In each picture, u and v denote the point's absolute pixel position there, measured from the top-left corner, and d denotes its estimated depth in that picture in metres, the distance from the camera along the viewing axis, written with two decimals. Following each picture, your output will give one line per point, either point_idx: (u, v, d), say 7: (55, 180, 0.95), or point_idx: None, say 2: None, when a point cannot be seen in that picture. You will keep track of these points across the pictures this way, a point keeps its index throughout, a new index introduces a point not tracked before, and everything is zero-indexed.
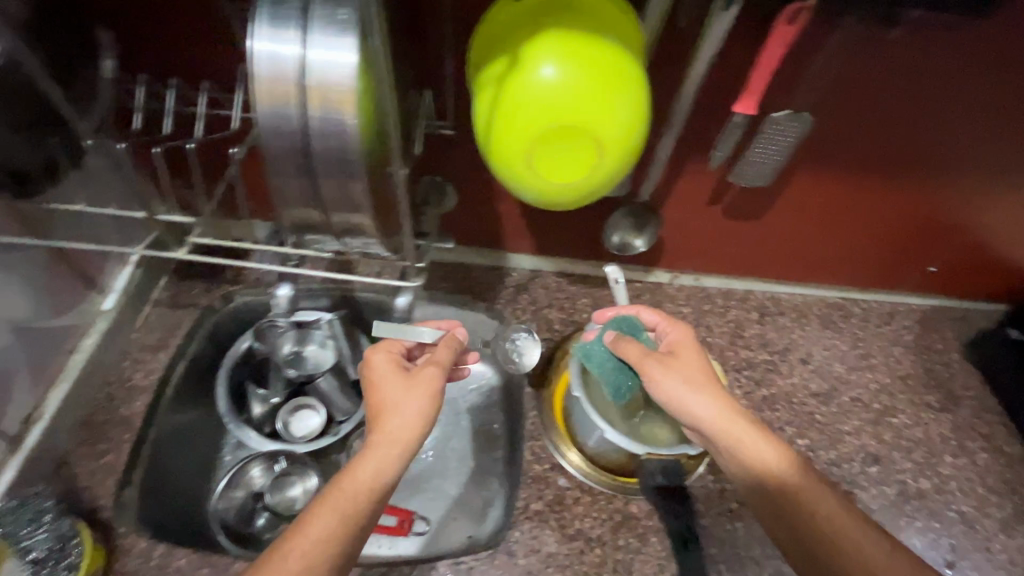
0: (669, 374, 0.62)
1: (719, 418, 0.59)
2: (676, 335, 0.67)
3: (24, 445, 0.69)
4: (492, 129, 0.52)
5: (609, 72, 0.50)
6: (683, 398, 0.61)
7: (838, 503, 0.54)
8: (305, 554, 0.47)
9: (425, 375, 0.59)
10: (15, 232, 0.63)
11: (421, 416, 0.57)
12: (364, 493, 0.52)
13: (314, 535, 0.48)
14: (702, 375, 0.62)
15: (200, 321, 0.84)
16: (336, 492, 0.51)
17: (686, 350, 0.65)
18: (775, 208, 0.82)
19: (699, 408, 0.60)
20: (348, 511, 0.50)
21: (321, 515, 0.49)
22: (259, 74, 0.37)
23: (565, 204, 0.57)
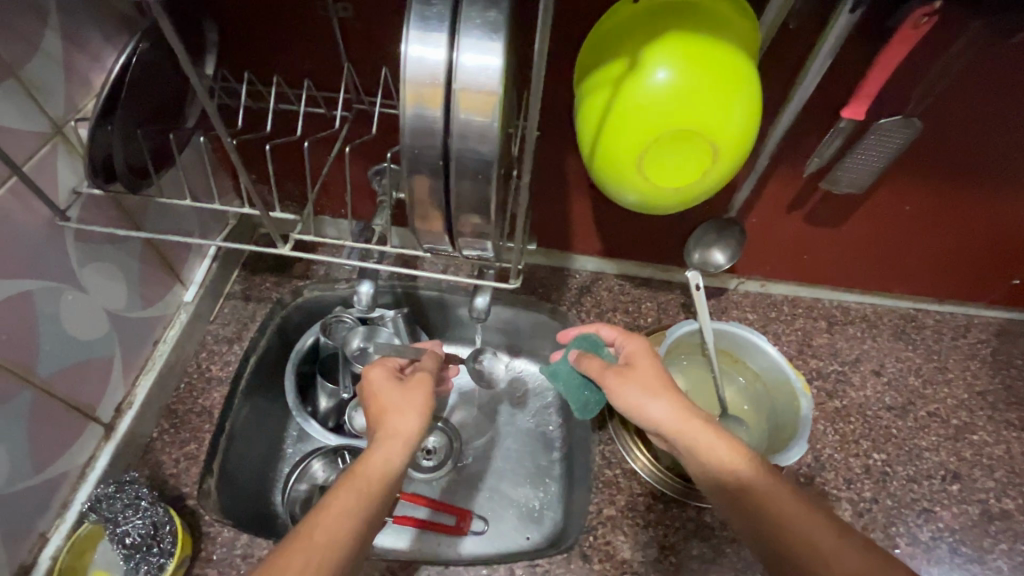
0: (625, 386, 0.61)
1: (676, 421, 0.57)
2: (633, 344, 0.65)
3: (115, 432, 0.71)
4: (605, 132, 0.52)
5: (729, 75, 0.49)
6: (643, 407, 0.59)
7: (797, 497, 0.51)
8: (330, 531, 0.48)
9: (418, 381, 0.63)
10: (115, 222, 0.64)
11: (420, 411, 0.60)
12: (380, 480, 0.53)
13: (335, 513, 0.49)
14: (659, 379, 0.61)
15: (271, 315, 0.85)
16: (352, 476, 0.53)
17: (641, 359, 0.63)
18: (857, 215, 0.80)
19: (659, 415, 0.58)
20: (367, 492, 0.52)
21: (341, 495, 0.51)
22: (410, 77, 0.39)
23: (666, 207, 0.57)
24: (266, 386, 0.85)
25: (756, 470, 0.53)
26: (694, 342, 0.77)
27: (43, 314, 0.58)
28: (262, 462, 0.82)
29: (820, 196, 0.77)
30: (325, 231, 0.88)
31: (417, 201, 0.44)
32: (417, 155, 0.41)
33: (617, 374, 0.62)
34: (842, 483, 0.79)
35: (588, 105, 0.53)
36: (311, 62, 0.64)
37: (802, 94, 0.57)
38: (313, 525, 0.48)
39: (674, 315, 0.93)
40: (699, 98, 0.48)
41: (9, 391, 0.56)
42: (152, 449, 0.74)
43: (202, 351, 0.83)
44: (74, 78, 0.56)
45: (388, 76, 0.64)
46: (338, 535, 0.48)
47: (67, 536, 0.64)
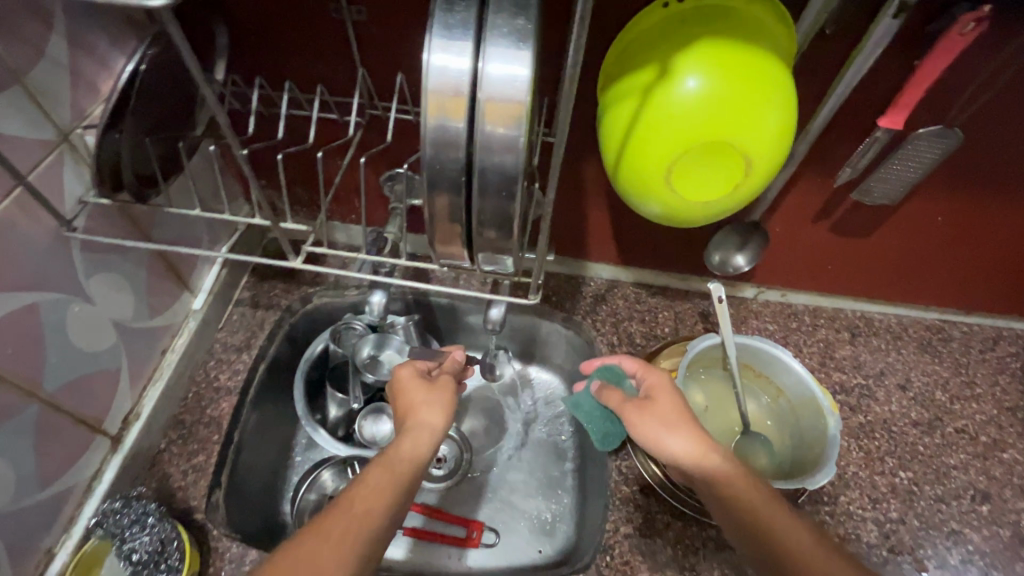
0: (644, 420, 0.57)
1: (695, 462, 0.53)
2: (653, 377, 0.62)
3: (123, 444, 0.69)
4: (633, 143, 0.49)
5: (766, 84, 0.46)
6: (662, 442, 0.55)
7: (818, 544, 0.48)
8: (364, 506, 0.50)
9: (446, 383, 0.65)
10: (122, 232, 0.63)
11: (445, 405, 0.62)
12: (409, 467, 0.55)
13: (369, 490, 0.52)
14: (680, 412, 0.57)
15: (279, 322, 0.83)
16: (384, 459, 0.55)
17: (661, 392, 0.60)
18: (887, 224, 0.78)
19: (679, 450, 0.54)
20: (399, 473, 0.54)
21: (373, 474, 0.53)
22: (431, 87, 0.37)
23: (691, 221, 0.55)
24: (275, 396, 0.83)
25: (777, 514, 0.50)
26: (716, 355, 0.75)
27: (50, 327, 0.57)
28: (270, 473, 0.81)
29: (849, 205, 0.75)
30: (335, 237, 0.86)
31: (437, 217, 0.42)
32: (438, 169, 0.39)
33: (636, 407, 0.59)
34: (867, 503, 0.76)
35: (614, 114, 0.50)
36: (324, 66, 0.62)
37: (837, 102, 0.54)
38: (350, 499, 0.51)
39: (692, 325, 0.91)
40: (733, 108, 0.46)
41: (14, 406, 0.54)
42: (160, 461, 0.73)
43: (211, 360, 0.81)
44: (81, 84, 0.54)
45: (403, 81, 0.61)
46: (373, 509, 0.50)
47: (73, 551, 0.63)
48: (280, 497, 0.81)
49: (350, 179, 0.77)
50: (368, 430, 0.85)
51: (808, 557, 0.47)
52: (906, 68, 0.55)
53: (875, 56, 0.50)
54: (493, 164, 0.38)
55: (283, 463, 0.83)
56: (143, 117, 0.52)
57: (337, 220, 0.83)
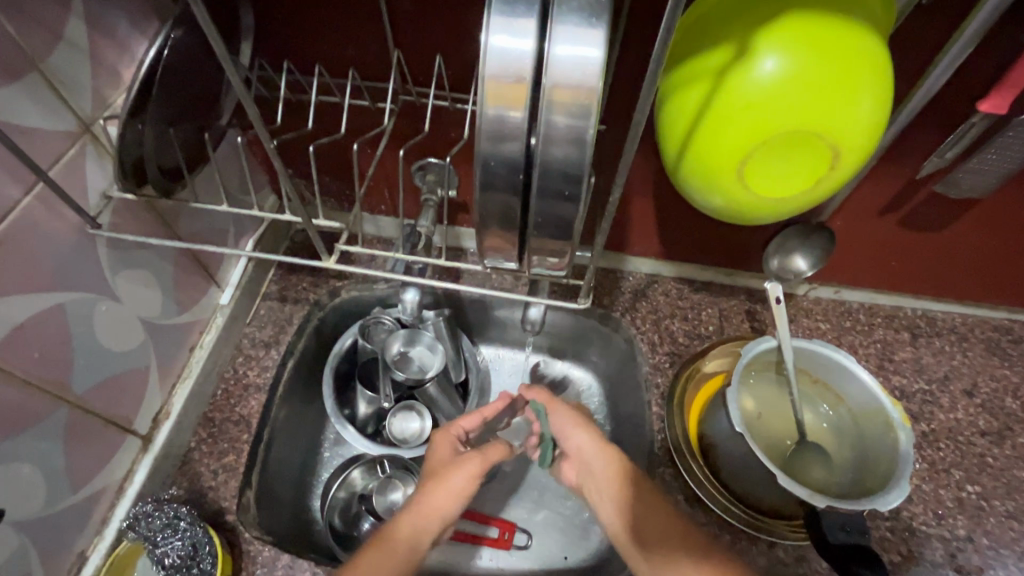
0: (558, 417, 0.69)
1: (592, 451, 0.65)
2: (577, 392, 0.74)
3: (154, 445, 0.67)
4: (701, 135, 0.44)
5: (860, 64, 0.40)
6: (573, 435, 0.67)
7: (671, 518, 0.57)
8: None
9: (468, 458, 0.60)
10: (147, 227, 0.60)
11: (461, 493, 0.58)
12: (403, 551, 0.53)
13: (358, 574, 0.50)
14: (584, 418, 0.69)
15: (308, 316, 0.81)
16: (379, 546, 0.53)
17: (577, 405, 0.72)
18: (963, 216, 0.71)
19: (579, 440, 0.66)
20: (393, 557, 0.53)
21: (364, 564, 0.51)
22: (491, 72, 0.33)
23: (757, 219, 0.50)
24: (304, 393, 0.81)
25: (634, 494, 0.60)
26: (770, 359, 0.69)
27: (77, 327, 0.54)
28: (299, 472, 0.79)
29: (924, 197, 0.68)
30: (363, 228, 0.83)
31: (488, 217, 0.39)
32: (493, 165, 0.36)
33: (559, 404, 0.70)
34: (931, 519, 0.71)
35: (678, 101, 0.45)
36: (354, 48, 0.57)
37: (931, 87, 0.50)
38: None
39: (738, 324, 0.85)
40: (822, 94, 0.40)
41: (43, 410, 0.52)
42: (190, 460, 0.71)
43: (239, 356, 0.79)
44: (104, 72, 0.51)
45: (441, 64, 0.57)
46: None
47: (106, 553, 0.62)
48: (310, 494, 0.80)
49: (381, 170, 0.73)
50: (399, 426, 0.83)
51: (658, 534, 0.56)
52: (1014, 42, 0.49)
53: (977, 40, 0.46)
54: (555, 159, 0.35)
55: (312, 461, 0.82)
56: (168, 106, 0.48)
57: (366, 211, 0.80)
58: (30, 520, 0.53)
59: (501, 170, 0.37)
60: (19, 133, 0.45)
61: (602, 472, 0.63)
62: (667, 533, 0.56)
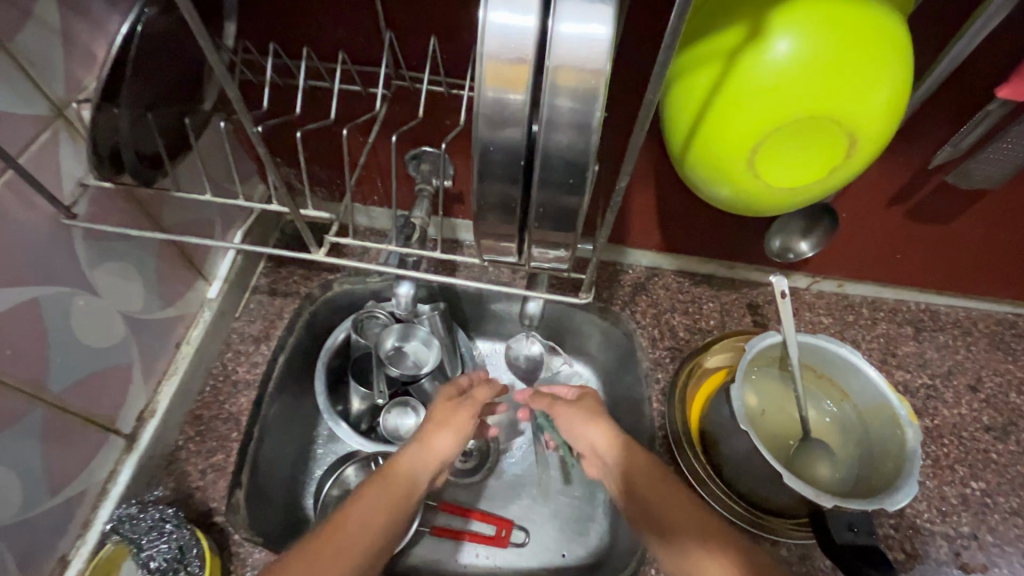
0: (568, 415, 0.68)
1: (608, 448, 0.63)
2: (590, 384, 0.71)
3: (139, 444, 0.65)
4: (710, 121, 0.42)
5: (880, 45, 0.38)
6: (587, 433, 0.65)
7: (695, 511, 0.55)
8: (347, 521, 0.50)
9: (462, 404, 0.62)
10: (128, 218, 0.58)
11: (460, 433, 0.60)
12: (403, 484, 0.55)
13: (363, 506, 0.52)
14: (600, 411, 0.67)
15: (298, 310, 0.78)
16: (383, 478, 0.55)
17: (590, 397, 0.69)
18: (973, 206, 0.70)
19: (594, 437, 0.64)
20: (394, 490, 0.54)
21: (370, 492, 0.53)
22: (490, 52, 0.31)
23: (764, 210, 0.48)
24: (295, 389, 0.78)
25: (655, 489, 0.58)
26: (773, 353, 0.68)
27: (53, 324, 0.52)
28: (291, 470, 0.77)
29: (933, 186, 0.66)
30: (355, 220, 0.80)
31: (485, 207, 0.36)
32: (492, 152, 0.34)
33: (564, 405, 0.69)
34: (935, 517, 0.70)
35: (686, 86, 0.43)
36: (344, 29, 0.54)
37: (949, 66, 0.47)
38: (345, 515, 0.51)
39: (740, 319, 0.83)
40: (840, 77, 0.38)
41: (17, 411, 0.50)
42: (177, 459, 0.68)
43: (228, 352, 0.76)
44: (77, 54, 0.48)
45: (436, 47, 0.54)
46: (365, 531, 0.50)
47: (89, 557, 0.60)
48: (302, 492, 0.78)
49: (373, 158, 0.70)
50: (394, 422, 0.81)
51: (680, 525, 0.54)
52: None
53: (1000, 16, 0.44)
54: (558, 145, 0.33)
55: (304, 459, 0.80)
56: (146, 91, 0.46)
57: (358, 202, 0.77)
58: (6, 524, 0.51)
59: (499, 157, 0.34)
60: None
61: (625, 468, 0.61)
62: (684, 519, 0.54)
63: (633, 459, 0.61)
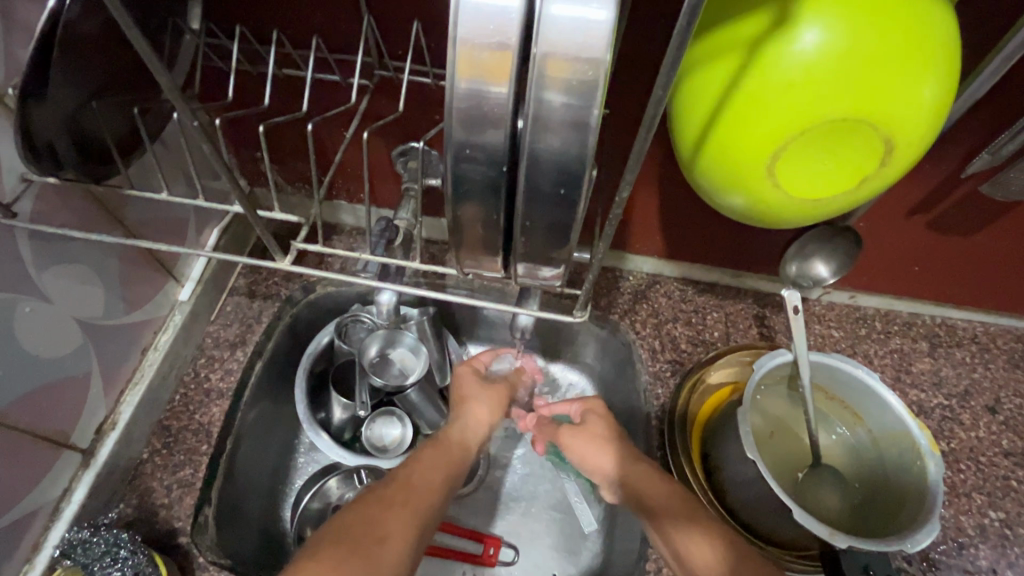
0: (577, 444, 0.64)
1: (620, 471, 0.60)
2: (591, 404, 0.67)
3: (98, 459, 0.60)
4: (724, 122, 0.37)
5: (924, 37, 0.33)
6: (594, 460, 0.62)
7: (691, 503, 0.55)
8: (417, 472, 0.54)
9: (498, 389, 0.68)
10: (82, 215, 0.53)
11: (495, 406, 0.66)
12: (460, 450, 0.60)
13: (427, 463, 0.55)
14: (613, 435, 0.63)
15: (278, 313, 0.73)
16: (439, 442, 0.59)
17: (596, 419, 0.65)
18: (1000, 218, 0.65)
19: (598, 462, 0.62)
20: (453, 453, 0.59)
21: (428, 453, 0.57)
22: (467, 36, 0.26)
23: (782, 222, 0.43)
24: (273, 397, 0.74)
25: (662, 490, 0.56)
26: (783, 372, 0.63)
27: None
28: (268, 482, 0.72)
29: (960, 195, 0.62)
30: (340, 219, 0.75)
31: (463, 213, 0.32)
32: (470, 153, 0.29)
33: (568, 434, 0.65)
34: (951, 549, 0.65)
35: (699, 81, 0.38)
36: (322, 13, 0.49)
37: (1001, 64, 0.43)
38: (410, 471, 0.54)
39: (745, 330, 0.78)
40: (879, 73, 0.33)
41: None
42: (141, 474, 0.63)
43: (201, 357, 0.71)
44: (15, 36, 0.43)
45: (419, 33, 0.49)
46: (431, 482, 0.53)
47: None
48: (280, 505, 0.73)
49: (356, 153, 0.65)
50: (378, 432, 0.77)
51: (675, 509, 0.53)
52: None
53: None
54: (549, 148, 0.28)
55: (282, 471, 0.75)
56: (89, 75, 0.41)
57: (341, 200, 0.73)
58: None
59: (479, 160, 0.29)
60: None
61: (644, 486, 0.57)
62: (681, 508, 0.53)
63: (636, 467, 0.59)
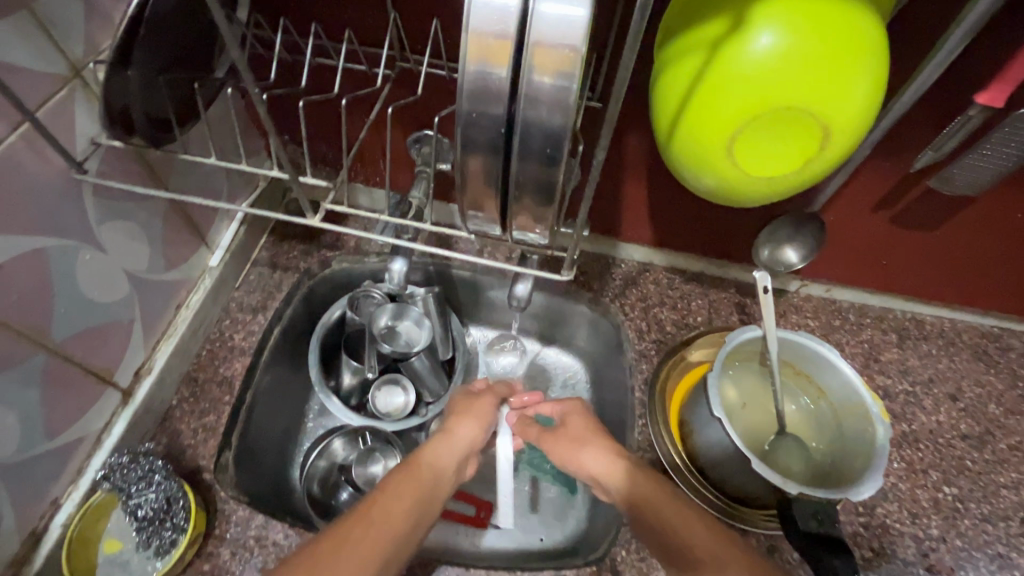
0: (557, 444, 0.66)
1: (605, 474, 0.61)
2: (568, 405, 0.70)
3: (135, 399, 0.67)
4: (691, 108, 0.44)
5: (856, 45, 0.40)
6: (576, 460, 0.63)
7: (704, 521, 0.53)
8: (388, 507, 0.51)
9: (484, 405, 0.70)
10: (136, 177, 0.60)
11: (479, 423, 0.67)
12: (430, 473, 0.57)
13: (391, 490, 0.53)
14: (589, 429, 0.66)
15: (297, 283, 0.81)
16: (408, 467, 0.57)
17: (575, 415, 0.69)
18: (956, 216, 0.71)
19: (592, 463, 0.62)
20: (421, 476, 0.56)
21: (398, 481, 0.55)
22: (477, 26, 0.33)
23: (744, 201, 0.50)
24: (289, 359, 0.81)
25: (664, 504, 0.55)
26: (754, 348, 0.70)
27: (58, 273, 0.54)
28: (281, 436, 0.79)
29: (917, 194, 0.68)
30: (358, 200, 0.83)
31: (470, 174, 0.39)
32: (475, 119, 0.36)
33: (549, 436, 0.68)
34: (906, 518, 0.71)
35: (672, 73, 0.45)
36: (354, 11, 0.57)
37: (932, 72, 0.49)
38: (371, 502, 0.52)
39: (727, 316, 0.85)
40: (818, 71, 0.40)
41: (21, 354, 0.52)
42: (171, 418, 0.71)
43: (226, 319, 0.79)
44: (94, 15, 0.51)
45: (438, 30, 0.57)
46: (395, 513, 0.51)
47: (80, 503, 0.61)
48: (290, 463, 0.80)
49: (376, 139, 0.73)
50: (383, 398, 0.84)
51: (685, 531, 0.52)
52: (1023, 24, 0.48)
53: (965, 43, 0.47)
54: (537, 117, 0.35)
55: (294, 430, 0.82)
56: (160, 54, 0.48)
57: (359, 182, 0.80)
58: (5, 463, 0.53)
59: (483, 125, 0.36)
60: (10, 72, 0.45)
61: (641, 491, 0.57)
62: (687, 523, 0.53)
63: (631, 471, 0.59)
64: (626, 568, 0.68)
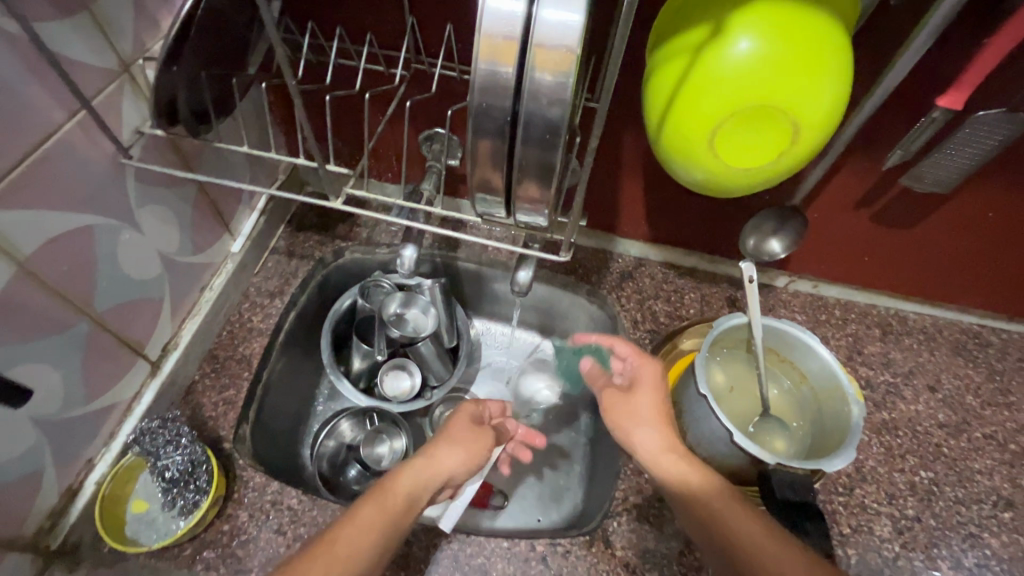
0: (618, 412, 0.66)
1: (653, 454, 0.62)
2: (645, 366, 0.68)
3: (162, 371, 0.72)
4: (677, 106, 0.49)
5: (822, 50, 0.45)
6: (638, 438, 0.63)
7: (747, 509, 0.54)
8: (352, 540, 0.50)
9: (483, 435, 0.67)
10: (171, 163, 0.66)
11: (468, 453, 0.64)
12: (404, 500, 0.55)
13: (361, 524, 0.51)
14: (656, 409, 0.65)
15: (312, 271, 0.86)
16: (381, 491, 0.55)
17: (645, 386, 0.67)
18: (932, 215, 0.76)
19: (646, 442, 0.63)
20: (392, 501, 0.54)
21: (365, 508, 0.53)
22: (487, 29, 0.38)
23: (728, 190, 0.55)
24: (302, 342, 0.86)
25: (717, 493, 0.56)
26: (740, 336, 0.74)
27: (102, 248, 0.59)
28: (293, 415, 0.84)
29: (894, 192, 0.73)
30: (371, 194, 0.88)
31: (478, 158, 0.44)
32: (484, 110, 0.41)
33: (619, 398, 0.67)
34: (883, 498, 0.75)
35: (661, 75, 0.50)
36: (373, 17, 0.63)
37: (895, 77, 0.53)
38: (335, 537, 0.49)
39: (717, 309, 0.89)
40: (787, 71, 0.45)
41: (67, 320, 0.57)
42: (193, 391, 0.75)
43: (245, 302, 0.84)
44: (143, 18, 0.57)
45: (451, 34, 0.62)
46: (357, 551, 0.49)
47: (112, 464, 0.66)
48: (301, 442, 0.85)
49: (390, 136, 0.78)
50: (389, 382, 0.89)
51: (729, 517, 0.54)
52: (978, 35, 0.54)
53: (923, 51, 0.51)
54: (538, 109, 0.41)
55: (306, 409, 0.87)
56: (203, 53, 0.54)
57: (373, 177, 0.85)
58: (50, 419, 0.58)
59: (491, 115, 0.41)
60: (72, 65, 0.51)
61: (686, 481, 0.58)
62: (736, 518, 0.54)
63: (675, 459, 0.60)
64: (618, 538, 0.70)
